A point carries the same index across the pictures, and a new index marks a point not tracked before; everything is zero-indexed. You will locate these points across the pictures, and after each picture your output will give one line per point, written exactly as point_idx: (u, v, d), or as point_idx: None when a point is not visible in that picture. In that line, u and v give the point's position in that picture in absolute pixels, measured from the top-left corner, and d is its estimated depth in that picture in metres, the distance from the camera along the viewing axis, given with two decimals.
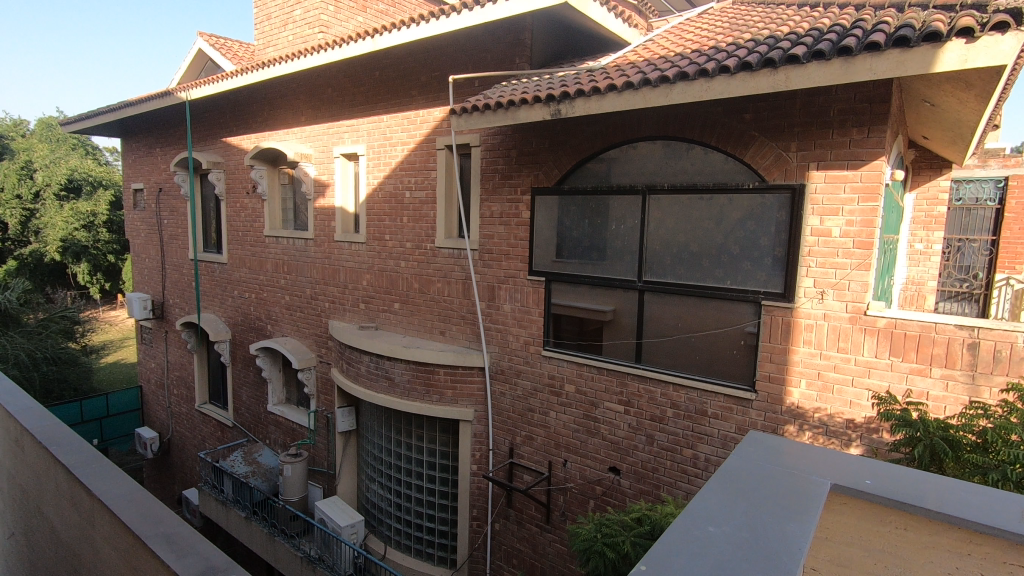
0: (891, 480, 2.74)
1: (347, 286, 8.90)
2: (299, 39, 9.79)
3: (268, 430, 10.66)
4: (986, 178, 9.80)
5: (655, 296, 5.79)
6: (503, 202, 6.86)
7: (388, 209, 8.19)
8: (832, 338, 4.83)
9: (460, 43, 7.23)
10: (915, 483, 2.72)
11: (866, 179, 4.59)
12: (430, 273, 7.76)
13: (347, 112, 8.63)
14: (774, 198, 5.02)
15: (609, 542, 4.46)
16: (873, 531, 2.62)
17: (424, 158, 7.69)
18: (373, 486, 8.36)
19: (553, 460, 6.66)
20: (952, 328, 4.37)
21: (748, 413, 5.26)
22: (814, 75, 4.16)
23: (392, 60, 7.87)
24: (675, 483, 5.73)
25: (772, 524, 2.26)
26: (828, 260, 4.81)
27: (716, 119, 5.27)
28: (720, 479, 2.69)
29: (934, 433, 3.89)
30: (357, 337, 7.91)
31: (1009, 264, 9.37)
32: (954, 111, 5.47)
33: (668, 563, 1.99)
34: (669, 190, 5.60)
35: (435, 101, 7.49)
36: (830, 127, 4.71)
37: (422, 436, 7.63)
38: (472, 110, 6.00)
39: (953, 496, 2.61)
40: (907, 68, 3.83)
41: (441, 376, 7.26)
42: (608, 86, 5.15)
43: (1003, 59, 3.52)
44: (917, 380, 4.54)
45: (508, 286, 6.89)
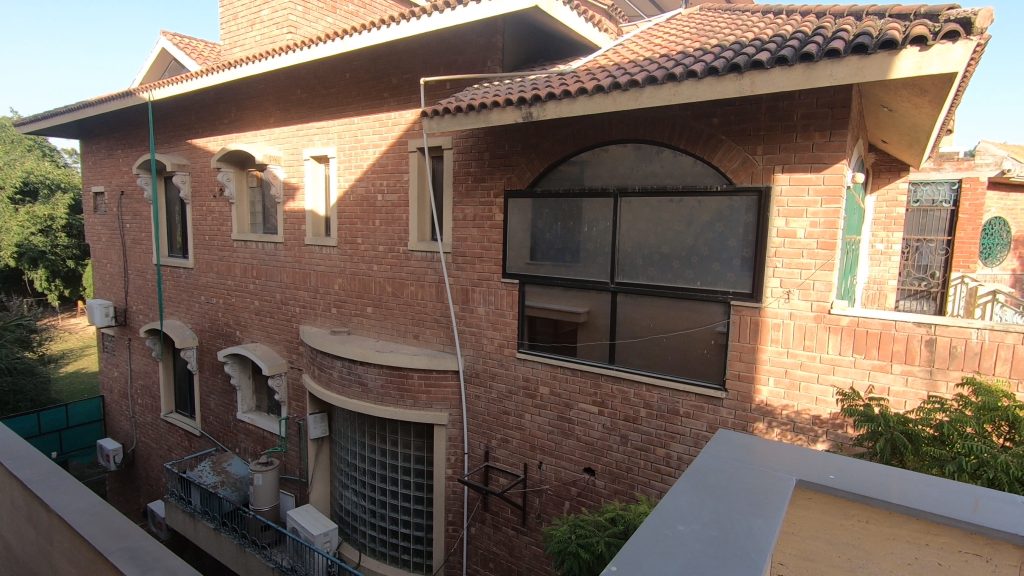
0: (856, 473, 2.81)
1: (318, 290, 8.77)
2: (266, 40, 9.63)
3: (237, 438, 10.42)
4: (941, 181, 10.41)
5: (628, 297, 5.86)
6: (476, 205, 6.86)
7: (360, 212, 8.09)
8: (799, 337, 4.95)
9: (431, 46, 7.20)
10: (878, 477, 2.77)
11: (828, 182, 4.72)
12: (403, 276, 7.70)
13: (317, 114, 8.52)
14: (742, 200, 5.14)
15: (583, 543, 4.50)
16: (837, 525, 2.69)
17: (396, 161, 7.63)
18: (346, 492, 8.24)
19: (529, 463, 6.67)
20: (911, 325, 4.53)
21: (719, 412, 5.35)
22: (777, 80, 4.27)
23: (363, 61, 7.79)
24: (649, 483, 5.79)
25: (740, 521, 2.30)
26: (793, 260, 4.92)
27: (684, 123, 5.37)
28: (689, 477, 2.72)
29: (894, 427, 4.02)
30: (328, 342, 7.79)
31: (964, 264, 9.86)
32: (910, 116, 5.67)
33: (638, 563, 2.00)
34: (640, 193, 5.68)
35: (407, 104, 7.44)
36: (794, 131, 4.84)
37: (396, 441, 7.55)
38: (444, 112, 5.98)
39: (914, 487, 2.69)
40: (866, 75, 3.96)
41: (415, 380, 7.21)
42: (579, 89, 5.19)
43: (955, 66, 3.71)
44: (879, 376, 4.69)
45: (481, 288, 6.88)
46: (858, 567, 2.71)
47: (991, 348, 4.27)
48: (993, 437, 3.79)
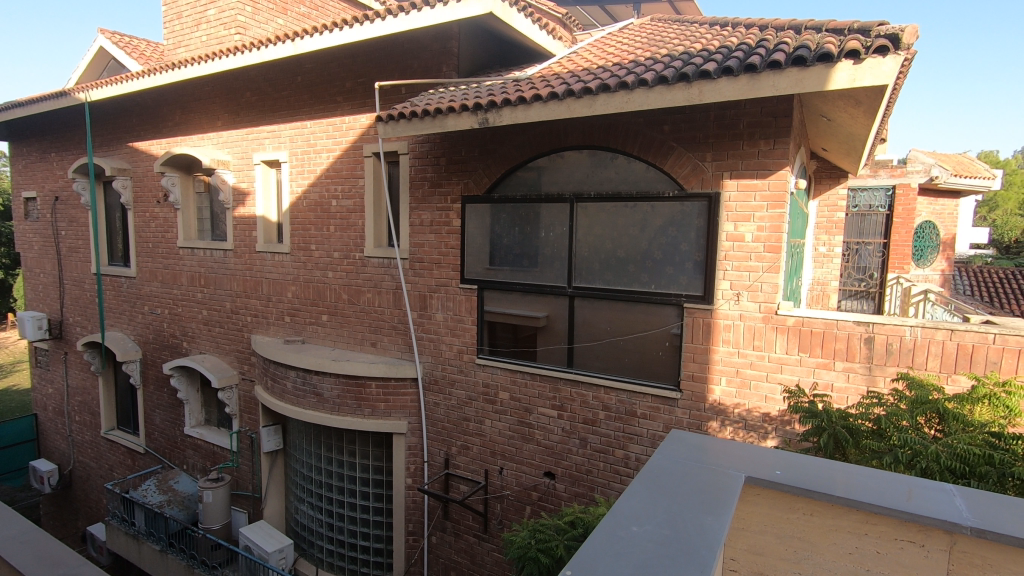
0: (802, 467, 2.90)
1: (271, 299, 8.51)
2: (213, 40, 9.30)
3: (184, 454, 9.98)
4: (877, 187, 11.13)
5: (585, 302, 5.94)
6: (433, 210, 6.81)
7: (313, 218, 7.91)
8: (748, 337, 5.13)
9: (386, 49, 7.12)
10: (823, 471, 2.87)
11: (773, 188, 4.91)
12: (359, 283, 7.55)
13: (267, 118, 8.28)
14: (692, 206, 5.29)
15: (543, 548, 4.52)
16: (783, 518, 2.79)
17: (351, 165, 7.49)
18: (302, 507, 8.01)
19: (489, 469, 6.65)
20: (851, 324, 4.76)
21: (675, 412, 5.47)
22: (723, 89, 4.42)
23: (316, 64, 7.63)
24: (608, 484, 5.87)
25: (692, 519, 2.35)
26: (742, 263, 5.10)
27: (637, 130, 5.49)
28: (643, 478, 2.76)
29: (836, 422, 4.22)
30: (282, 352, 7.57)
31: (899, 265, 10.38)
32: (847, 125, 5.98)
33: (592, 565, 2.02)
34: (595, 199, 5.78)
35: (362, 108, 7.32)
36: (740, 139, 5.03)
37: (353, 452, 7.39)
38: (398, 117, 5.92)
39: (858, 478, 2.80)
40: (805, 86, 4.16)
41: (372, 389, 7.08)
42: (534, 96, 5.24)
43: (886, 78, 3.92)
44: (823, 373, 4.90)
45: (440, 294, 6.83)
46: (804, 558, 2.81)
47: (923, 344, 4.53)
48: (926, 429, 4.03)
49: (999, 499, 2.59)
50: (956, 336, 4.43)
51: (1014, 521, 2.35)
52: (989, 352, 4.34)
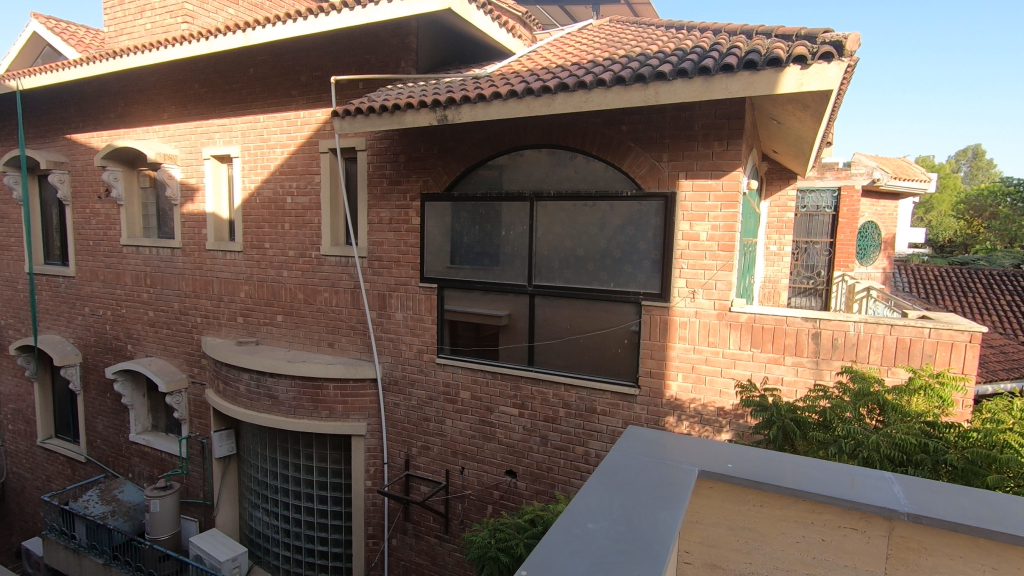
0: (751, 460, 2.94)
1: (222, 299, 8.21)
2: (158, 29, 8.90)
3: (129, 462, 9.53)
4: (824, 189, 11.54)
5: (546, 300, 5.96)
6: (392, 208, 6.71)
7: (267, 215, 7.67)
8: (703, 333, 5.26)
9: (342, 43, 6.96)
10: (773, 463, 2.93)
11: (727, 188, 5.05)
12: (316, 282, 7.37)
13: (217, 111, 7.98)
14: (650, 205, 5.38)
15: (503, 547, 4.55)
16: (734, 510, 2.84)
17: (307, 161, 7.30)
18: (256, 513, 7.78)
19: (450, 469, 6.61)
20: (799, 320, 4.94)
21: (633, 408, 5.57)
22: (679, 90, 4.50)
23: (269, 56, 7.40)
24: (569, 481, 5.92)
25: (645, 515, 2.36)
26: (697, 262, 5.22)
27: (596, 130, 5.54)
28: (600, 474, 2.76)
29: (785, 415, 4.37)
30: (234, 354, 7.31)
31: (844, 264, 11.04)
32: (796, 128, 6.20)
33: (548, 564, 2.00)
34: (555, 197, 5.81)
35: (317, 103, 7.14)
36: (695, 140, 5.14)
37: (310, 455, 7.22)
38: (355, 113, 5.81)
39: (806, 469, 2.86)
40: (756, 89, 4.27)
41: (330, 391, 6.93)
42: (494, 94, 5.22)
43: (831, 84, 4.09)
44: (773, 367, 5.07)
45: (399, 293, 6.74)
46: (754, 549, 2.88)
47: (866, 339, 4.75)
48: (868, 419, 4.22)
49: (934, 485, 2.70)
50: (895, 331, 4.65)
51: (948, 507, 2.46)
52: (925, 346, 4.58)
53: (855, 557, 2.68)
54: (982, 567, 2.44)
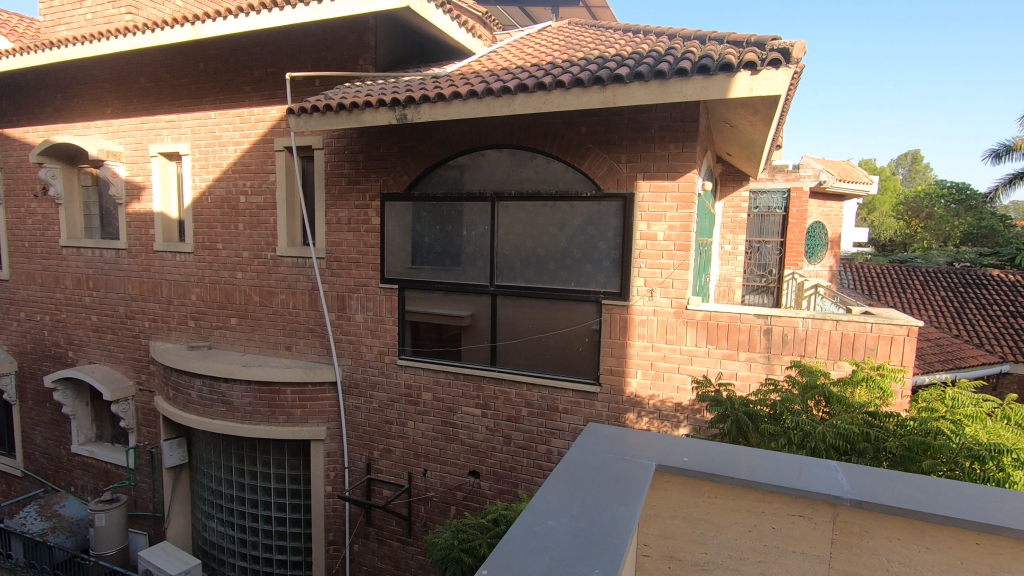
0: (703, 454, 2.87)
1: (171, 302, 7.88)
2: (99, 19, 8.47)
3: (71, 475, 9.04)
4: (774, 191, 12.03)
5: (507, 300, 5.97)
6: (350, 208, 6.58)
7: (219, 215, 7.41)
8: (661, 331, 5.38)
9: (297, 38, 6.80)
10: (727, 455, 2.88)
11: (682, 189, 5.18)
12: (272, 284, 7.16)
13: (165, 106, 7.66)
14: (608, 206, 5.46)
15: (466, 547, 4.55)
16: (690, 502, 2.77)
17: (261, 160, 7.09)
18: (210, 523, 7.53)
19: (412, 471, 6.54)
20: (752, 317, 5.11)
21: (594, 406, 5.64)
22: (636, 94, 4.59)
23: (220, 51, 7.16)
24: (532, 479, 5.95)
25: (604, 509, 2.33)
26: (655, 261, 5.33)
27: (556, 131, 5.59)
28: (559, 471, 2.69)
29: (738, 409, 4.51)
30: (185, 359, 7.04)
31: (794, 262, 11.56)
32: (747, 132, 6.40)
33: (506, 564, 1.94)
34: (516, 197, 5.83)
35: (272, 99, 6.94)
36: (652, 142, 5.25)
37: (267, 462, 7.02)
38: (312, 110, 5.68)
39: (758, 460, 2.83)
40: (709, 94, 4.40)
41: (287, 395, 6.76)
42: (453, 93, 5.19)
43: (779, 89, 4.24)
44: (728, 363, 5.22)
45: (359, 294, 6.62)
46: (709, 539, 2.79)
47: (814, 334, 4.95)
48: (815, 411, 4.40)
49: (877, 472, 2.71)
50: (840, 326, 4.88)
51: (887, 490, 2.50)
52: (867, 340, 4.81)
53: (803, 544, 2.65)
54: (921, 548, 2.46)
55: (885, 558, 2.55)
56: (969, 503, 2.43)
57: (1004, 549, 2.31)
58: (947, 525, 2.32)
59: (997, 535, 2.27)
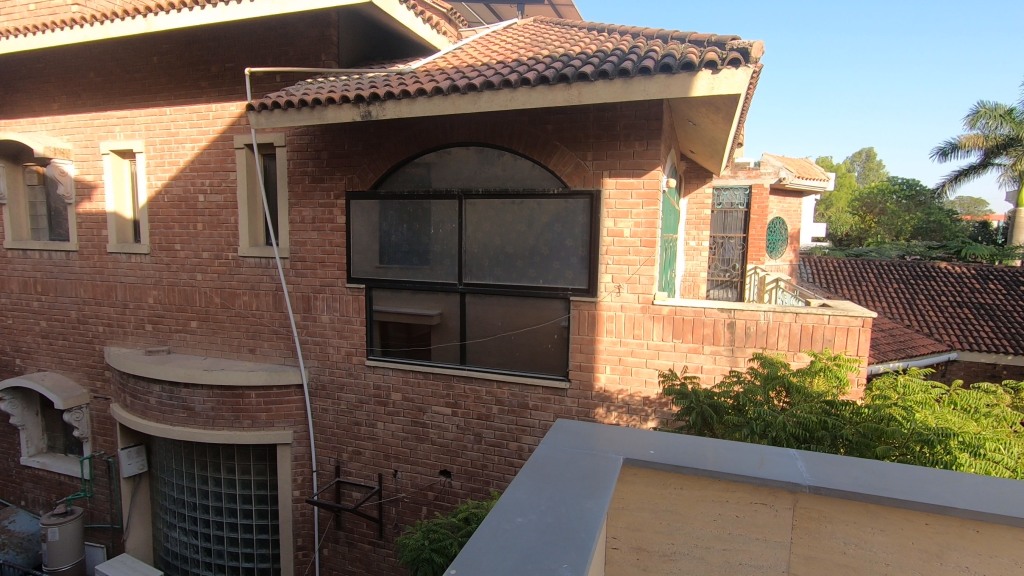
0: (669, 447, 2.88)
1: (127, 305, 7.58)
2: (43, 10, 8.08)
3: (21, 488, 8.63)
4: (737, 187, 12.55)
5: (476, 298, 5.95)
6: (315, 207, 6.45)
7: (177, 214, 7.16)
8: (629, 327, 5.45)
9: (257, 32, 6.62)
10: (693, 447, 2.91)
11: (648, 186, 5.25)
12: (234, 285, 6.96)
13: (117, 102, 7.36)
14: (575, 203, 5.50)
15: (437, 547, 4.53)
16: (657, 494, 2.80)
17: (220, 157, 6.87)
18: (173, 533, 7.30)
19: (383, 473, 6.46)
20: (716, 311, 5.22)
21: (564, 402, 5.68)
22: (600, 92, 4.62)
23: (175, 44, 6.92)
24: (503, 477, 5.95)
25: (572, 505, 2.32)
26: (622, 257, 5.39)
27: (522, 128, 5.59)
28: (529, 468, 2.67)
29: (703, 401, 4.60)
30: (142, 365, 6.80)
31: (756, 257, 11.85)
32: (710, 130, 6.53)
33: (474, 563, 1.92)
34: (483, 195, 5.81)
35: (230, 95, 6.75)
36: (617, 140, 5.30)
37: (231, 468, 6.84)
38: (272, 107, 5.53)
39: (723, 451, 2.87)
40: (672, 92, 4.45)
41: (252, 399, 6.59)
42: (418, 90, 5.13)
43: (738, 88, 4.33)
44: (693, 357, 5.32)
45: (325, 295, 6.50)
46: (675, 530, 2.82)
47: (775, 327, 5.09)
48: (776, 401, 4.52)
49: (833, 458, 2.80)
50: (800, 318, 5.02)
51: (844, 476, 2.58)
52: (825, 331, 4.98)
53: (765, 531, 2.71)
54: (876, 531, 2.55)
55: (842, 541, 2.63)
56: (919, 484, 2.53)
57: (951, 528, 2.41)
58: (900, 506, 2.40)
59: (944, 515, 2.37)
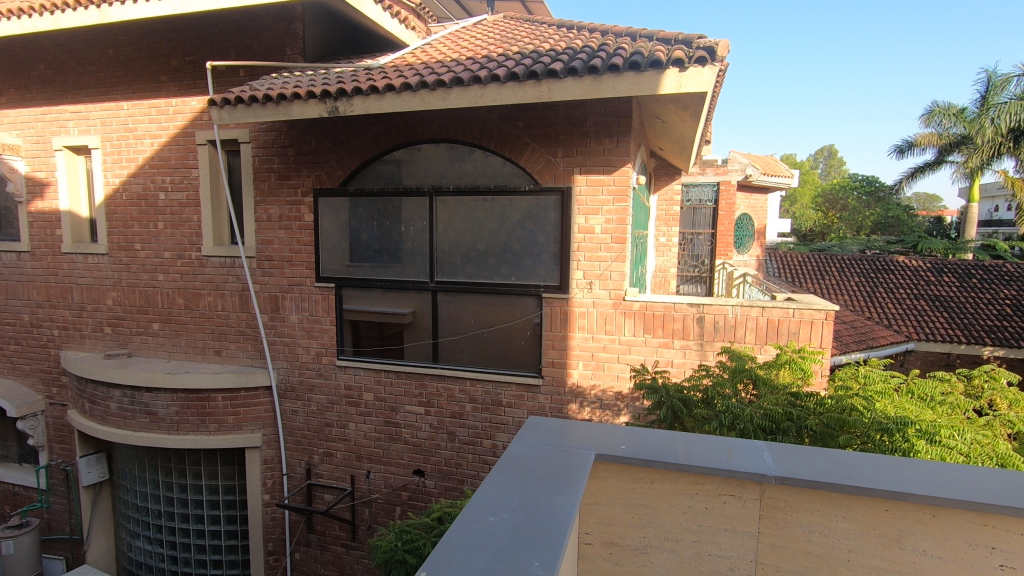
0: (639, 442, 2.89)
1: (84, 307, 7.30)
2: None
3: None
4: (705, 184, 12.89)
5: (447, 295, 5.91)
6: (281, 204, 6.30)
7: (136, 213, 6.92)
8: (601, 322, 5.48)
9: (218, 25, 6.43)
10: (663, 441, 2.93)
11: (618, 183, 5.28)
12: (197, 286, 6.76)
13: (70, 95, 7.06)
14: (546, 199, 5.50)
15: (409, 548, 4.50)
16: (629, 489, 2.81)
17: (181, 154, 6.66)
18: (137, 542, 7.08)
19: (355, 474, 6.37)
20: (685, 306, 5.28)
21: (538, 398, 5.70)
22: (570, 89, 4.63)
23: (132, 36, 6.67)
24: (477, 474, 5.94)
25: (544, 502, 2.32)
26: (593, 254, 5.42)
27: (493, 125, 5.56)
28: (500, 467, 2.65)
29: (673, 395, 4.66)
30: (102, 369, 6.56)
31: (724, 252, 12.17)
32: (678, 127, 6.61)
33: (445, 563, 1.89)
34: (454, 192, 5.77)
35: (192, 90, 6.54)
36: (587, 137, 5.32)
37: (198, 474, 6.66)
38: (235, 102, 5.38)
39: (693, 444, 2.90)
40: (641, 89, 4.48)
41: (218, 402, 6.43)
42: (387, 86, 5.06)
43: (706, 86, 4.39)
44: (664, 351, 5.38)
45: (293, 294, 6.37)
46: (646, 523, 2.84)
47: (742, 321, 5.19)
48: (744, 393, 4.61)
49: (798, 449, 2.85)
50: (766, 312, 5.13)
51: (808, 466, 2.64)
52: (790, 325, 5.10)
53: (734, 522, 2.75)
54: (839, 518, 2.62)
55: (806, 530, 2.69)
56: (880, 472, 2.60)
57: (910, 513, 2.49)
58: (861, 494, 2.47)
59: (902, 501, 2.44)
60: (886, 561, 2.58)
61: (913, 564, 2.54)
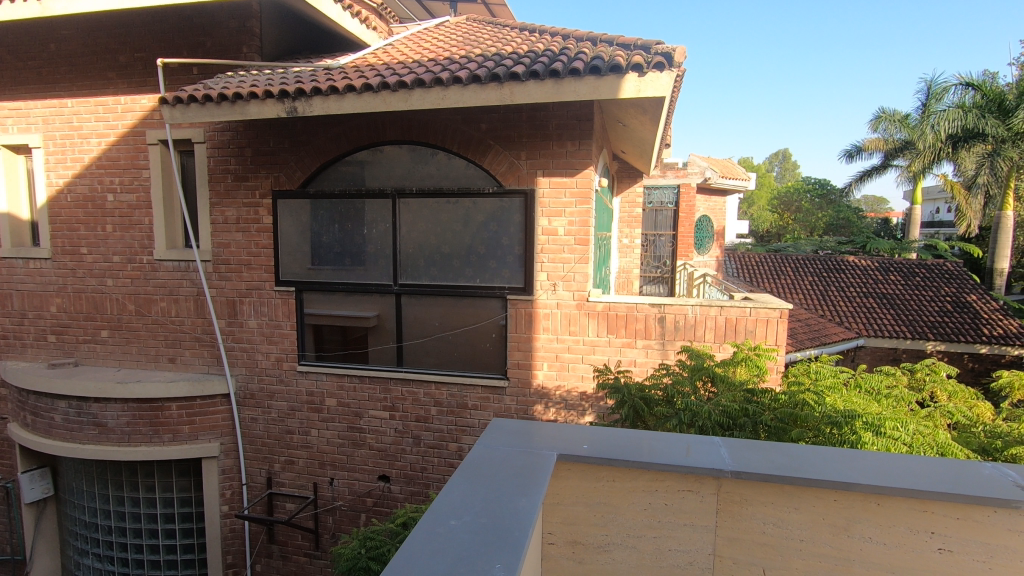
0: (602, 442, 2.92)
1: (26, 315, 6.94)
2: None
3: None
4: (666, 186, 13.05)
5: (411, 298, 5.86)
6: (239, 206, 6.13)
7: (82, 215, 6.61)
8: (565, 324, 5.52)
9: (169, 21, 6.21)
10: (625, 440, 2.97)
11: (580, 186, 5.33)
12: (149, 291, 6.51)
13: (8, 92, 6.71)
14: (508, 201, 5.52)
15: (373, 555, 4.45)
16: (591, 488, 2.84)
17: (131, 154, 6.41)
18: (85, 560, 6.76)
19: (318, 481, 6.24)
20: (647, 306, 5.37)
21: (503, 400, 5.70)
22: (532, 92, 4.65)
23: (77, 31, 6.39)
24: (443, 478, 5.89)
25: (507, 504, 2.31)
26: (556, 256, 5.45)
27: (456, 127, 5.54)
28: (463, 469, 2.63)
29: (635, 394, 4.73)
30: (46, 379, 6.24)
31: (685, 253, 12.44)
32: (639, 131, 6.71)
33: (405, 568, 1.87)
34: (416, 194, 5.73)
35: (142, 88, 6.30)
36: (550, 140, 5.36)
37: (151, 487, 6.40)
38: (188, 101, 5.20)
39: (654, 442, 2.94)
40: (602, 93, 4.54)
41: (172, 412, 6.19)
42: (347, 86, 4.98)
43: (664, 91, 4.47)
44: (627, 351, 5.46)
45: (252, 298, 6.20)
46: (609, 521, 2.87)
47: (702, 320, 5.31)
48: (704, 391, 4.71)
49: (753, 444, 2.93)
50: (724, 311, 5.26)
51: (763, 460, 2.71)
52: (747, 323, 5.24)
53: (692, 517, 2.81)
54: (792, 510, 2.70)
55: (761, 522, 2.77)
56: (830, 464, 2.69)
57: (858, 502, 2.59)
58: (811, 485, 2.55)
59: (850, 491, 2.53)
60: (837, 550, 2.68)
61: (860, 552, 2.65)
